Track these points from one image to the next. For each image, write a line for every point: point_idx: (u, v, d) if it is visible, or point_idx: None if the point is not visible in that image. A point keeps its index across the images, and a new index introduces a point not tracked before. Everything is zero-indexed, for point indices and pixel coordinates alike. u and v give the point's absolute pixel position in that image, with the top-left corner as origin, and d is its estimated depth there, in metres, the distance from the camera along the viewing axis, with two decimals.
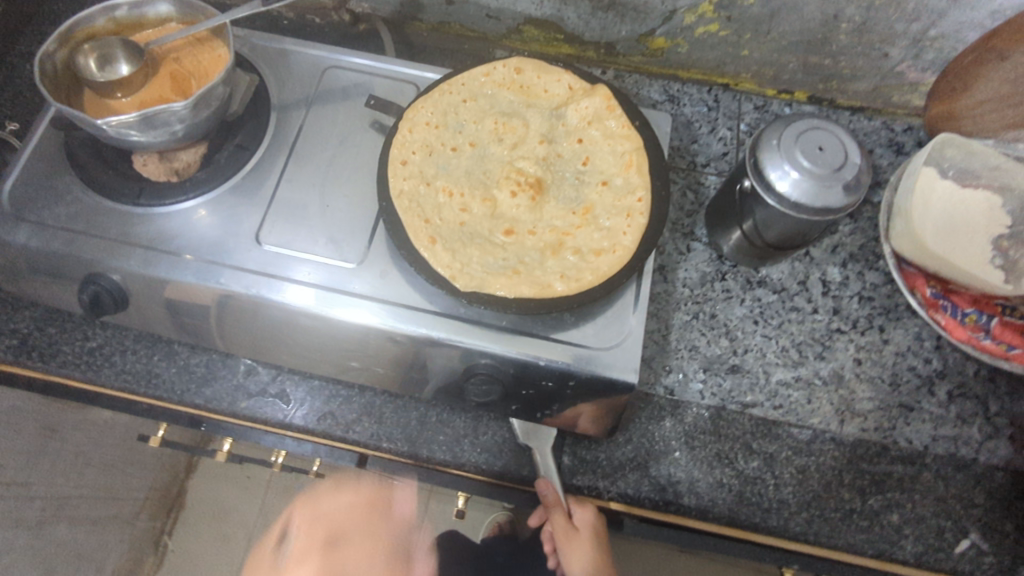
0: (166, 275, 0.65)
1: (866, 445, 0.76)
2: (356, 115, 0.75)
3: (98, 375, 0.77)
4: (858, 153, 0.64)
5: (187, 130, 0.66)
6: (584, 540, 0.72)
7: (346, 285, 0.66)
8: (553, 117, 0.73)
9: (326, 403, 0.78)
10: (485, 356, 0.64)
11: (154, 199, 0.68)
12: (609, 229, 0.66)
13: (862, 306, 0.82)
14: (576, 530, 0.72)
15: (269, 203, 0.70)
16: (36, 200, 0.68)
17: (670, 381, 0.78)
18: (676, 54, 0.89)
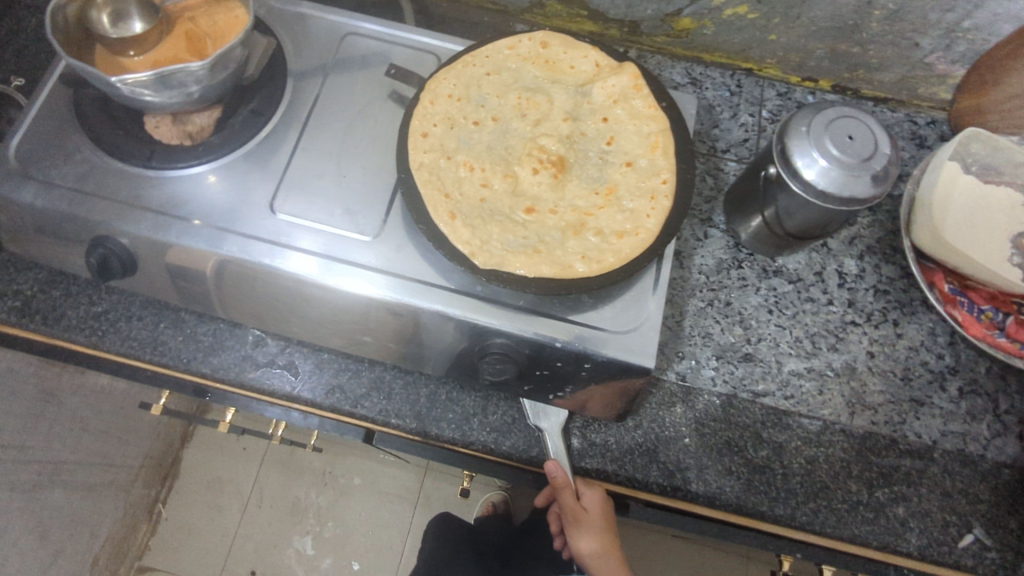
0: (176, 240, 0.64)
1: (875, 438, 0.76)
2: (375, 84, 0.73)
3: (103, 340, 0.75)
4: (888, 144, 0.63)
5: (203, 92, 0.64)
6: (591, 517, 0.76)
7: (361, 257, 0.64)
8: (579, 94, 0.71)
9: (334, 376, 0.76)
10: (500, 335, 0.63)
11: (165, 162, 0.66)
12: (632, 211, 0.65)
13: (876, 299, 0.82)
14: (585, 509, 0.76)
15: (283, 170, 0.68)
16: (44, 157, 0.66)
17: (683, 367, 0.78)
18: (702, 36, 0.88)
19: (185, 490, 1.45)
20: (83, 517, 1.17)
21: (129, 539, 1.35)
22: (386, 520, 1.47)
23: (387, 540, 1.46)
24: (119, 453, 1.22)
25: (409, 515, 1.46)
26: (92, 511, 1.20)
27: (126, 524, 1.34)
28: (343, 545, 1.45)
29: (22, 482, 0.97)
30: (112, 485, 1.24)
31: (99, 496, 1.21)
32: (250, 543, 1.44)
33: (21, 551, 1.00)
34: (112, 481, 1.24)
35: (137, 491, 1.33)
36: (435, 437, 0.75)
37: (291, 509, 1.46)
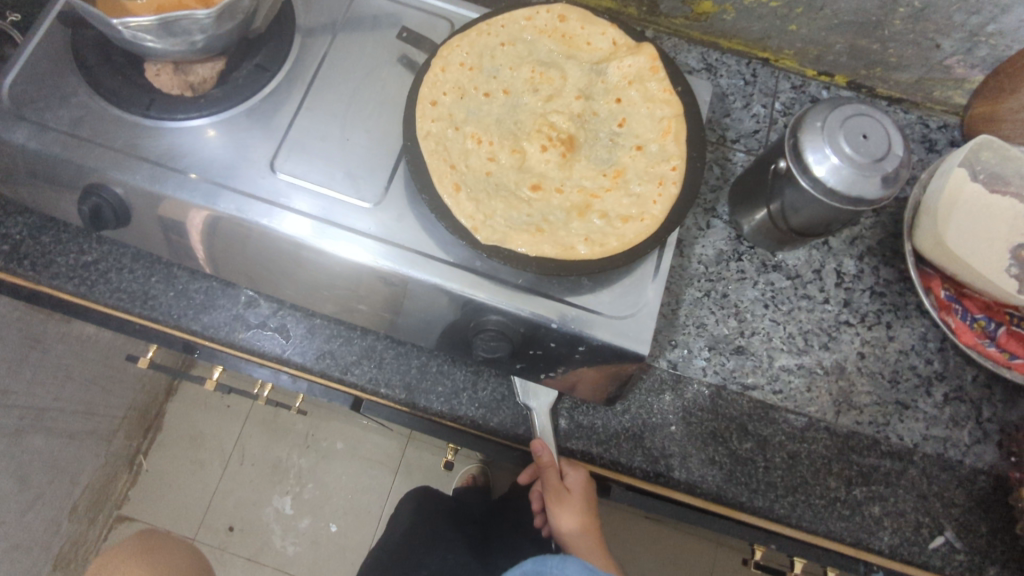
0: (171, 193, 0.62)
1: (859, 437, 0.77)
2: (385, 47, 0.71)
3: (93, 290, 0.74)
4: (902, 145, 0.62)
5: (207, 42, 0.61)
6: (574, 497, 0.78)
7: (361, 224, 0.63)
8: (594, 72, 0.70)
9: (326, 341, 0.76)
10: (497, 313, 0.63)
11: (164, 112, 0.64)
12: (638, 196, 0.65)
13: (872, 300, 0.82)
14: (569, 489, 0.77)
15: (285, 129, 0.66)
16: (38, 98, 0.64)
17: (675, 356, 0.78)
18: (721, 21, 0.87)
19: (168, 443, 1.45)
20: (64, 465, 1.17)
21: (109, 488, 1.36)
22: (365, 484, 1.48)
23: (366, 504, 1.47)
24: (101, 403, 1.22)
25: (388, 481, 1.48)
26: (73, 458, 1.20)
27: (106, 473, 1.34)
28: (322, 506, 1.47)
29: (2, 427, 0.97)
30: (94, 434, 1.24)
31: (81, 444, 1.21)
32: (230, 500, 1.46)
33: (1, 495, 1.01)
34: (93, 430, 1.23)
35: (119, 442, 1.33)
36: (424, 413, 0.75)
37: (273, 469, 1.47)
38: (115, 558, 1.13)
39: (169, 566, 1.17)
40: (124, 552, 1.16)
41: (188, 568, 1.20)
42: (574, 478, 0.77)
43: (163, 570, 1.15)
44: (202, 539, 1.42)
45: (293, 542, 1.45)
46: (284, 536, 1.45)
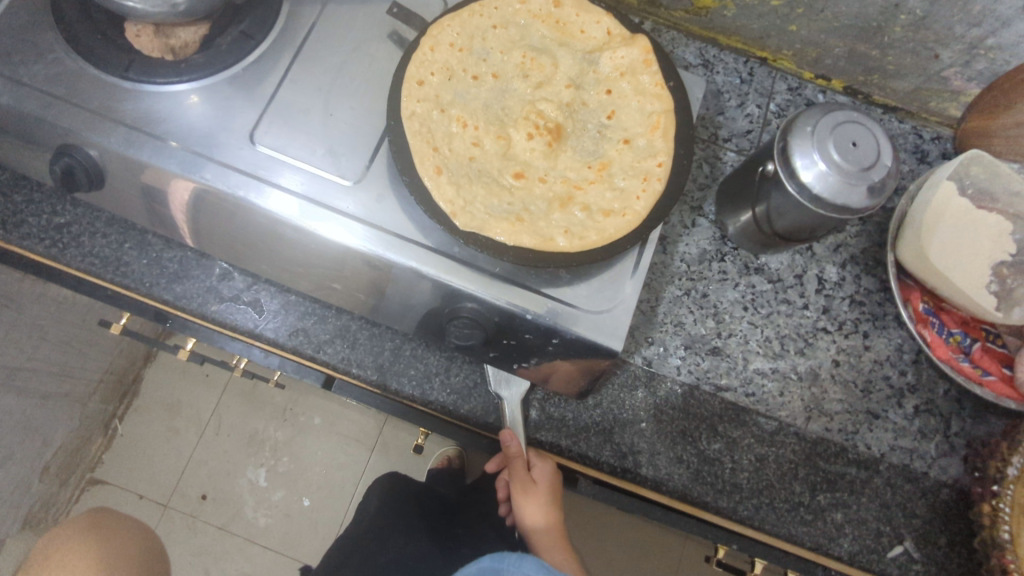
0: (148, 160, 0.61)
1: (826, 444, 0.77)
2: (375, 21, 0.69)
3: (64, 254, 0.73)
4: (891, 155, 0.62)
5: (190, 5, 0.60)
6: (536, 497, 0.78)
7: (338, 202, 0.62)
8: (585, 61, 0.69)
9: (300, 318, 0.75)
10: (472, 301, 0.62)
11: (142, 74, 0.63)
12: (622, 191, 0.64)
13: (851, 309, 0.82)
14: (534, 489, 0.78)
15: (268, 100, 0.64)
16: (11, 50, 0.62)
17: (650, 353, 0.78)
18: (721, 17, 0.86)
19: (144, 410, 1.45)
20: (36, 426, 1.17)
21: (81, 451, 1.35)
22: (340, 461, 1.48)
23: (339, 481, 1.47)
24: (77, 366, 1.21)
25: (363, 459, 1.48)
26: (46, 420, 1.19)
27: (79, 436, 1.33)
28: (297, 480, 1.47)
29: None
30: (68, 397, 1.23)
31: (54, 406, 1.20)
32: (203, 470, 1.45)
33: None
34: (67, 392, 1.23)
35: (94, 406, 1.32)
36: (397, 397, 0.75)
37: (248, 441, 1.47)
38: (69, 547, 1.12)
39: (123, 556, 1.16)
40: (78, 541, 1.15)
41: (136, 542, 1.24)
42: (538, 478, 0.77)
43: (110, 542, 1.18)
44: (174, 506, 1.43)
45: (265, 514, 1.45)
46: (256, 508, 1.45)
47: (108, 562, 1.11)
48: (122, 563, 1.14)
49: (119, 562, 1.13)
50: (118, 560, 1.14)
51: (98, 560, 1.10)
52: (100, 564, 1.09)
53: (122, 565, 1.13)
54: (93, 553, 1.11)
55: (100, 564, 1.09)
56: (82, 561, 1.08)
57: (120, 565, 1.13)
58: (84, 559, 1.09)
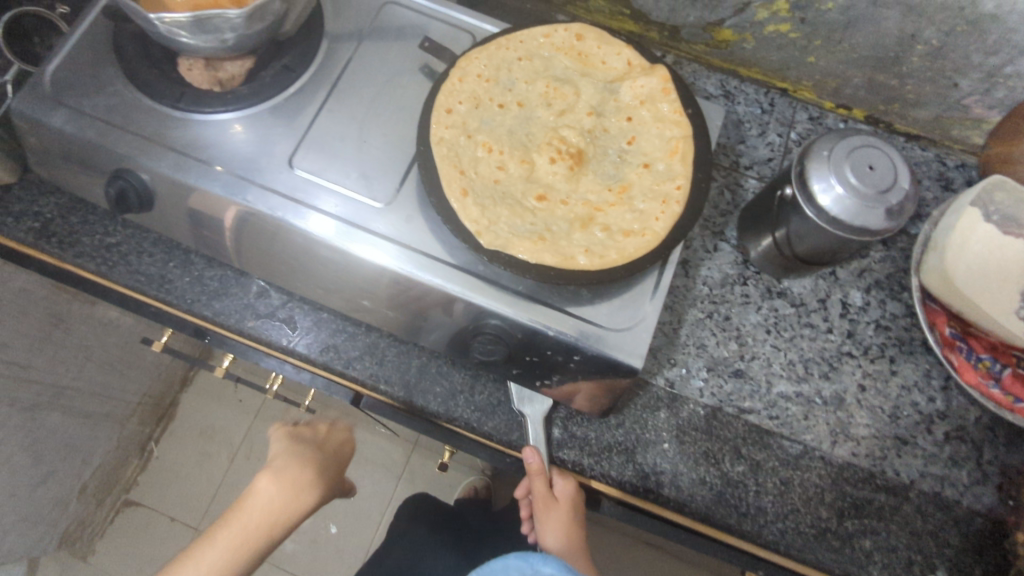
0: (194, 182, 0.65)
1: (854, 469, 0.76)
2: (408, 56, 0.74)
3: (113, 271, 0.77)
4: (907, 179, 0.63)
5: (237, 40, 0.65)
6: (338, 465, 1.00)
7: (370, 222, 0.65)
8: (607, 90, 0.72)
9: (331, 335, 0.78)
10: (496, 317, 0.64)
11: (192, 104, 0.67)
12: (641, 212, 0.66)
13: (876, 334, 0.81)
14: (313, 443, 0.95)
15: (306, 128, 0.69)
16: (76, 84, 0.68)
17: (673, 374, 0.78)
18: (741, 50, 0.89)
19: (179, 433, 1.48)
20: (77, 445, 1.21)
21: (119, 471, 1.40)
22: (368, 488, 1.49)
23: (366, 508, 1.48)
24: (118, 387, 1.25)
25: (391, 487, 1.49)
26: (87, 439, 1.23)
27: (117, 455, 1.37)
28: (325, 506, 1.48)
29: (22, 401, 1.00)
30: (108, 417, 1.28)
31: (95, 425, 1.25)
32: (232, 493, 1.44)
33: (14, 469, 1.05)
34: (108, 413, 1.27)
35: (131, 427, 1.37)
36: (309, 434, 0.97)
37: None
38: None
39: None
40: None
41: None
42: (332, 435, 0.99)
43: None
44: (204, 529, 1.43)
45: (295, 539, 1.48)
46: None
47: (282, 490, 0.82)
48: (274, 504, 0.80)
49: (272, 495, 0.81)
50: (297, 480, 0.84)
51: (246, 521, 0.79)
52: (298, 509, 0.83)
53: (290, 496, 0.82)
54: (219, 536, 0.77)
55: (254, 535, 0.78)
56: (231, 543, 0.77)
57: (294, 499, 0.82)
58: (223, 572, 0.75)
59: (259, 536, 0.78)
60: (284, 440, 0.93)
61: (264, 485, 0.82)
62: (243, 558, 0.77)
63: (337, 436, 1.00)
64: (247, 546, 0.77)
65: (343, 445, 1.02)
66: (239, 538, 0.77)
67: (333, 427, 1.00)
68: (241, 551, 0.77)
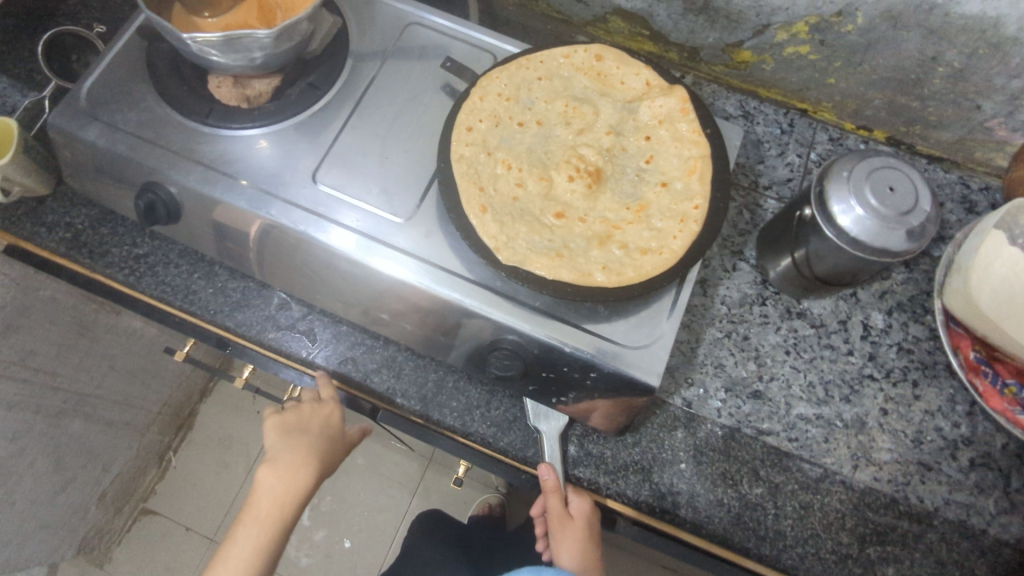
0: (220, 196, 0.67)
1: (876, 494, 0.74)
2: (430, 75, 0.75)
3: (139, 281, 0.79)
4: (929, 201, 0.62)
5: (266, 59, 0.67)
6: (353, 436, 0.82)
7: (390, 237, 0.66)
8: (625, 110, 0.73)
9: (350, 348, 0.79)
10: (513, 333, 0.64)
11: (221, 121, 0.69)
12: (659, 230, 0.66)
13: (899, 357, 0.80)
14: (302, 428, 0.75)
15: (330, 145, 0.70)
16: (111, 100, 0.70)
17: (690, 394, 0.78)
18: (760, 71, 0.89)
19: (197, 443, 1.50)
20: (98, 453, 1.23)
21: (137, 480, 1.42)
22: (382, 503, 1.49)
23: (380, 524, 1.48)
24: (139, 396, 1.27)
25: (405, 504, 1.49)
26: (107, 447, 1.25)
27: (136, 465, 1.39)
28: (339, 520, 1.48)
29: (47, 408, 1.02)
30: (129, 426, 1.29)
31: (116, 434, 1.26)
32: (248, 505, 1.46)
33: (36, 474, 1.06)
34: (129, 422, 1.29)
35: (151, 436, 1.38)
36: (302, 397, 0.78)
37: None
38: None
39: None
40: None
41: None
42: (318, 416, 0.76)
43: None
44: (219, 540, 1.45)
45: (307, 554, 1.46)
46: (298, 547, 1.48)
47: (281, 475, 0.72)
48: (279, 490, 0.71)
49: (276, 482, 0.72)
50: (291, 462, 0.73)
51: (256, 515, 0.71)
52: (302, 491, 0.73)
53: (291, 479, 0.72)
54: (236, 534, 0.71)
55: (268, 527, 0.71)
56: (250, 540, 0.70)
57: (294, 482, 0.72)
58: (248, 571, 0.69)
59: (274, 525, 0.71)
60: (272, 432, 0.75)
61: (264, 473, 0.72)
62: (264, 551, 0.70)
63: (321, 413, 0.76)
64: (266, 538, 0.71)
65: (332, 416, 0.76)
66: (252, 533, 0.70)
67: (320, 401, 0.77)
68: (263, 543, 0.71)
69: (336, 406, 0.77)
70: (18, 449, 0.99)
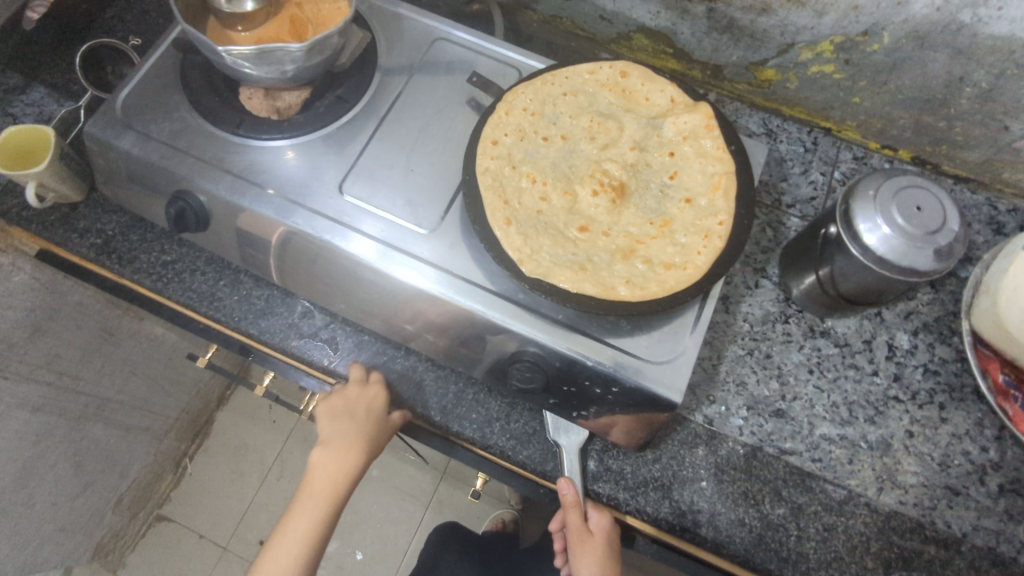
0: (248, 205, 0.68)
1: (902, 518, 0.73)
2: (456, 90, 0.76)
3: (167, 287, 0.80)
4: (957, 220, 0.62)
5: (297, 72, 0.68)
6: (393, 420, 0.77)
7: (415, 248, 0.67)
8: (650, 126, 0.73)
9: (371, 358, 0.79)
10: (534, 345, 0.64)
11: (251, 131, 0.71)
12: (683, 246, 0.66)
13: (925, 379, 0.79)
14: (349, 413, 0.76)
15: (357, 157, 0.71)
16: (145, 110, 0.72)
17: (712, 411, 0.77)
18: (784, 89, 0.90)
19: (213, 451, 1.51)
20: (117, 458, 1.24)
21: (154, 485, 1.43)
22: (395, 516, 1.48)
23: (393, 537, 1.47)
24: (159, 403, 1.29)
25: (418, 517, 1.48)
26: (126, 453, 1.26)
27: (153, 471, 1.40)
28: (351, 532, 1.48)
29: (68, 411, 1.04)
30: (147, 432, 1.30)
31: (135, 439, 1.28)
32: (264, 514, 1.48)
33: (56, 477, 1.07)
34: (147, 427, 1.30)
35: (168, 443, 1.39)
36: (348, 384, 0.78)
37: None
38: None
39: None
40: None
41: None
42: (361, 401, 0.76)
43: None
44: (232, 548, 1.46)
45: (319, 565, 1.46)
46: None
47: (333, 457, 0.77)
48: (332, 470, 0.77)
49: (329, 463, 0.78)
50: (342, 445, 0.77)
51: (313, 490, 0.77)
52: (353, 470, 0.78)
53: (342, 461, 0.77)
54: (297, 505, 0.78)
55: (324, 504, 0.77)
56: (308, 512, 0.77)
57: (347, 463, 0.77)
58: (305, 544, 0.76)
59: (329, 501, 0.77)
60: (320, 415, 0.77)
61: (320, 454, 0.78)
62: (321, 523, 0.77)
63: (365, 398, 0.76)
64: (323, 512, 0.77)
65: (376, 401, 0.76)
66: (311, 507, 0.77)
67: (366, 383, 0.77)
68: (319, 517, 0.77)
69: (382, 389, 0.77)
70: (39, 451, 1.00)
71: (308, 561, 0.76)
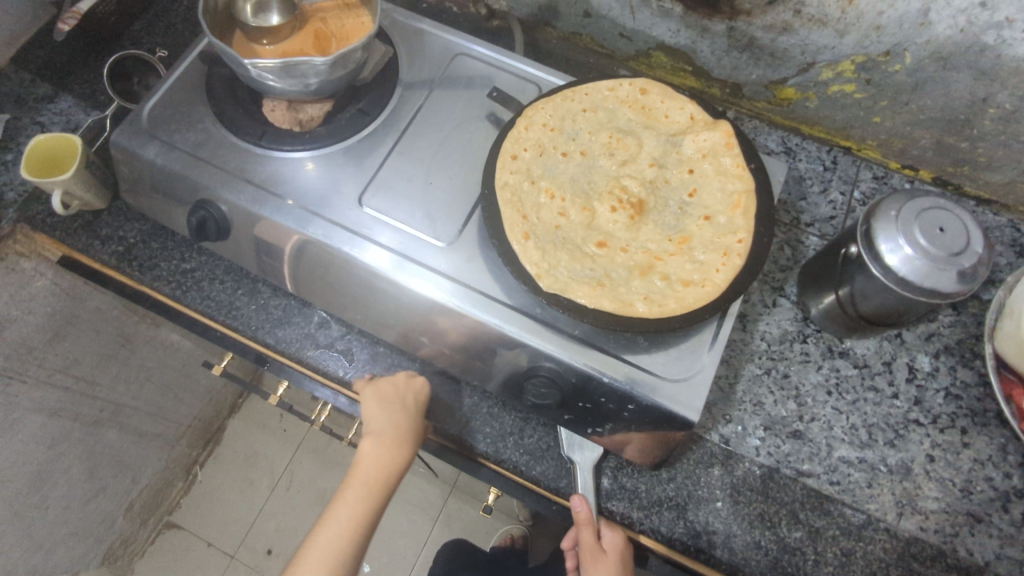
0: (268, 215, 0.68)
1: (922, 545, 0.71)
2: (476, 105, 0.77)
3: (186, 295, 0.81)
4: (981, 242, 0.61)
5: (319, 85, 0.69)
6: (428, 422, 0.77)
7: (434, 260, 0.67)
8: (669, 143, 0.73)
9: (386, 370, 0.79)
10: (551, 360, 0.64)
11: (273, 143, 0.72)
12: (702, 263, 0.65)
13: (947, 402, 0.77)
14: (398, 402, 0.75)
15: (376, 169, 0.72)
16: (170, 121, 0.73)
17: (728, 431, 0.76)
18: (804, 108, 0.89)
19: (224, 458, 1.51)
20: (130, 463, 1.24)
21: (164, 492, 1.43)
22: (403, 529, 1.49)
23: (401, 549, 1.48)
24: (172, 409, 1.29)
25: (426, 530, 1.48)
26: (139, 458, 1.27)
27: (164, 477, 1.40)
28: None
29: (83, 416, 1.04)
30: (160, 438, 1.31)
31: (148, 445, 1.28)
32: (273, 523, 1.48)
33: (69, 481, 1.08)
34: (160, 433, 1.31)
35: (180, 449, 1.40)
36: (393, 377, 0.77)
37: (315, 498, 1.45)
38: None
39: None
40: None
41: None
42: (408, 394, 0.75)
43: None
44: (241, 556, 1.46)
45: None
46: None
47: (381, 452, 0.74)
48: (379, 463, 0.75)
49: (376, 454, 0.75)
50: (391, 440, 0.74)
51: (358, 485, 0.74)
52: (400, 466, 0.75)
53: (391, 452, 0.75)
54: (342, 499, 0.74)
55: (369, 498, 0.74)
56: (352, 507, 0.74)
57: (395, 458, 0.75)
58: (351, 535, 0.73)
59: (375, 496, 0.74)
60: (368, 402, 0.74)
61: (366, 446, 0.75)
62: (366, 518, 0.74)
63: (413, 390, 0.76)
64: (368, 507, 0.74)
65: (423, 391, 0.76)
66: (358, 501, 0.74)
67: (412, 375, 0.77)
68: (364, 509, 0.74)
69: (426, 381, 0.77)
70: (53, 455, 1.01)
71: (352, 554, 0.73)
